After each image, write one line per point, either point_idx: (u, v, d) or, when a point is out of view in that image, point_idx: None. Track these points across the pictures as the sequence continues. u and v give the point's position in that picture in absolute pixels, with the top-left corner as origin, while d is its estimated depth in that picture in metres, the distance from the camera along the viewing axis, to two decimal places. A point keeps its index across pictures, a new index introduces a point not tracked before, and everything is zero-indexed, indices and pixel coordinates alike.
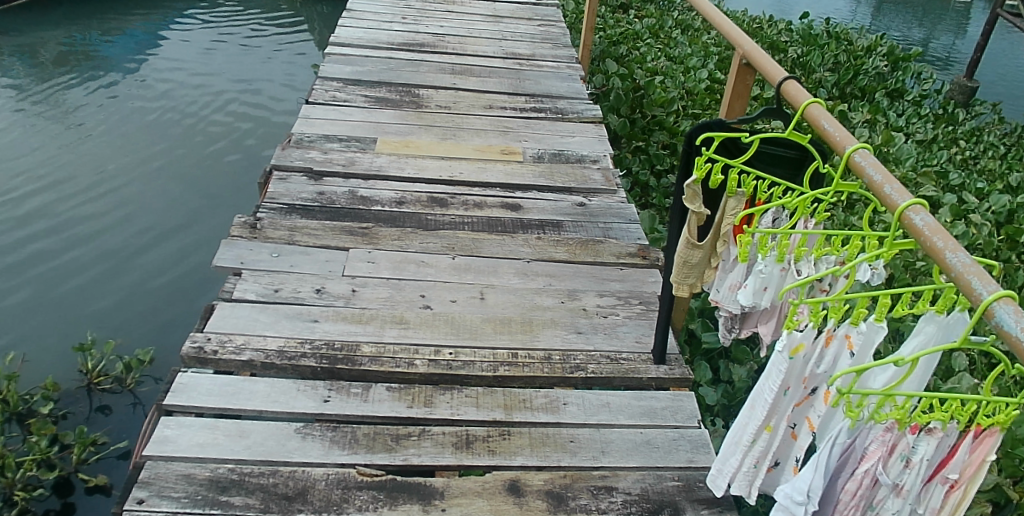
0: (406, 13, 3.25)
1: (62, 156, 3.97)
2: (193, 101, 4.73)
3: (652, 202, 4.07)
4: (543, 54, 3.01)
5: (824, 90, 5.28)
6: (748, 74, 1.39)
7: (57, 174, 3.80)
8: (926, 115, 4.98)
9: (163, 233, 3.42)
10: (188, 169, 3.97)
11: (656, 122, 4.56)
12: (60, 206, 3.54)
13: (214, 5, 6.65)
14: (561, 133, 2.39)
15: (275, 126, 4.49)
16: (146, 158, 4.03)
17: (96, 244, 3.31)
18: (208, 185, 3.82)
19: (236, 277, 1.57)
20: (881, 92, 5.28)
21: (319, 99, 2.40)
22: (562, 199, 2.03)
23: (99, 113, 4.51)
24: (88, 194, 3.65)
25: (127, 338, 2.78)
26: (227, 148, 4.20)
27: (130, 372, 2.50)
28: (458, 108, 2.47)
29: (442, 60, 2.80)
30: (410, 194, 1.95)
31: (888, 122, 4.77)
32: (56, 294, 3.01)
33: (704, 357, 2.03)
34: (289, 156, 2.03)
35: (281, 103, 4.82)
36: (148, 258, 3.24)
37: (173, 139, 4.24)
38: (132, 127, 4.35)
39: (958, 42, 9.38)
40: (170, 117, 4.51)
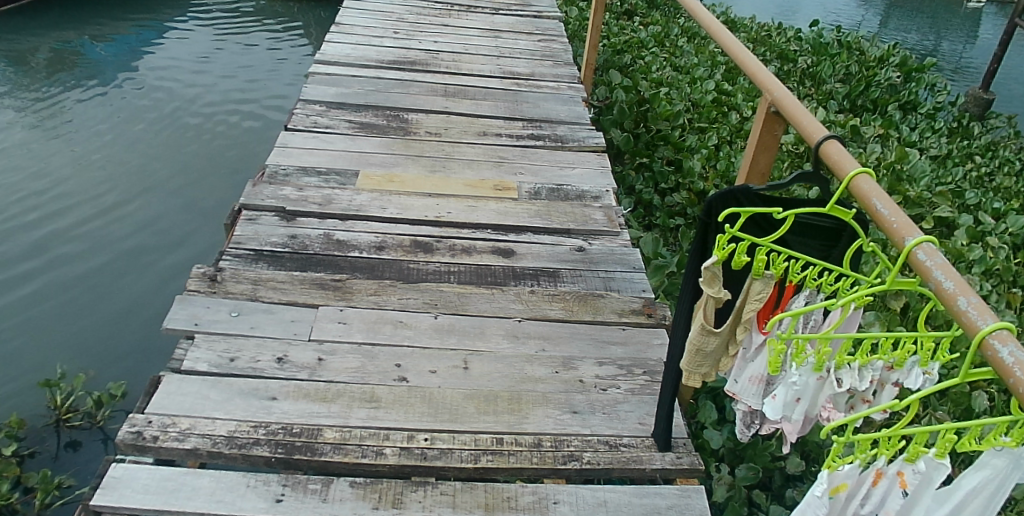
0: (398, 27, 3.07)
1: (43, 173, 3.79)
2: (183, 112, 4.57)
3: (656, 223, 3.88)
4: (543, 72, 2.82)
5: (834, 102, 5.10)
6: (777, 124, 1.18)
7: (38, 193, 3.62)
8: (939, 129, 4.79)
9: (147, 255, 3.25)
10: (172, 184, 3.81)
11: (661, 137, 4.39)
12: (39, 230, 3.37)
13: (208, 11, 6.50)
14: (560, 164, 2.20)
15: (265, 139, 4.34)
16: (132, 174, 3.85)
17: (78, 269, 3.14)
18: (193, 200, 3.66)
19: (189, 342, 1.40)
20: (895, 104, 5.08)
21: (298, 124, 2.22)
22: (559, 242, 1.84)
23: (82, 126, 4.34)
24: (71, 214, 3.48)
25: (104, 370, 2.60)
26: (214, 162, 4.05)
27: (101, 407, 2.31)
28: (449, 135, 2.28)
29: (434, 80, 2.61)
30: (391, 238, 1.77)
31: (901, 137, 4.58)
32: (29, 324, 2.83)
33: (708, 396, 1.81)
34: (260, 193, 1.85)
35: (273, 114, 4.66)
36: (130, 283, 3.07)
37: (161, 154, 4.07)
38: (118, 140, 4.19)
39: (967, 51, 9.16)
40: (156, 129, 4.36)
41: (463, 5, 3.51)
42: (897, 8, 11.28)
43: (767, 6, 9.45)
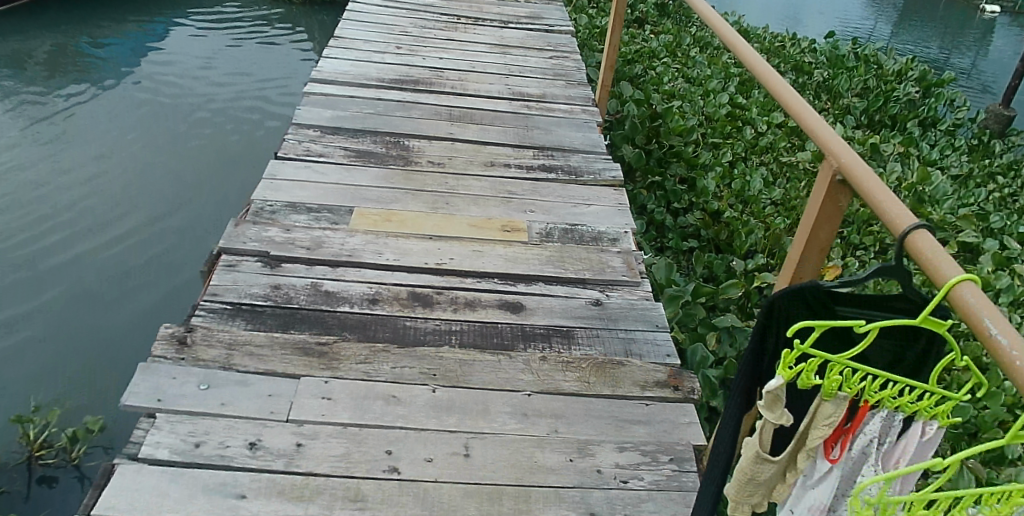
0: (401, 41, 2.89)
1: (35, 189, 3.61)
2: (182, 123, 4.46)
3: (668, 245, 3.69)
4: (555, 94, 2.64)
5: (851, 118, 4.92)
6: (844, 191, 0.99)
7: (30, 213, 3.44)
8: (960, 147, 4.60)
9: (144, 274, 3.14)
10: (167, 194, 3.70)
11: (674, 154, 4.21)
12: (31, 251, 3.20)
13: (210, 17, 6.35)
14: (574, 200, 2.02)
15: (264, 153, 4.26)
16: (129, 189, 3.71)
17: (69, 286, 3.04)
18: (187, 213, 3.56)
19: (150, 422, 1.22)
20: (915, 120, 4.88)
21: (289, 152, 2.04)
22: (573, 294, 1.66)
23: (75, 135, 4.22)
24: (66, 234, 3.32)
25: (92, 400, 2.49)
26: (211, 174, 3.96)
27: (76, 443, 2.15)
28: (453, 165, 2.10)
29: (438, 102, 2.43)
30: (386, 289, 1.58)
31: (921, 155, 4.39)
32: (33, 354, 2.68)
33: None
34: (243, 234, 1.67)
35: (273, 127, 4.56)
36: (125, 305, 2.97)
37: (159, 166, 3.97)
38: (113, 147, 4.08)
39: (979, 62, 8.97)
40: (152, 139, 4.24)
41: (470, 17, 3.33)
42: (908, 18, 11.09)
43: (776, 14, 9.26)
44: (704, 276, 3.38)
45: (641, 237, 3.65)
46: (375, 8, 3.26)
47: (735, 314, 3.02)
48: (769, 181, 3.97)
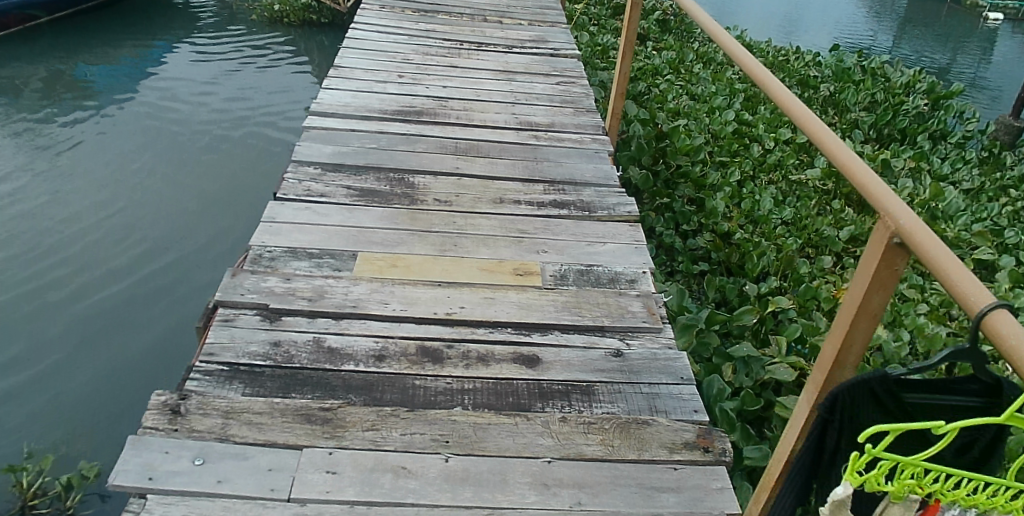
0: (403, 69, 2.82)
1: (40, 233, 3.57)
2: (184, 153, 4.43)
3: (678, 270, 3.58)
4: (563, 122, 2.55)
5: (859, 132, 4.83)
6: (899, 255, 0.91)
7: (36, 256, 3.39)
8: (971, 160, 4.50)
9: (149, 308, 3.13)
10: (171, 225, 3.70)
11: (681, 174, 4.13)
12: (40, 297, 3.17)
13: (209, 44, 6.32)
14: (588, 237, 1.93)
15: (269, 179, 4.25)
16: (134, 223, 3.69)
17: (75, 321, 3.03)
18: (192, 244, 3.55)
19: (140, 505, 1.13)
20: (925, 134, 4.78)
21: (289, 192, 1.95)
22: (592, 344, 1.56)
23: (77, 167, 4.20)
24: (77, 276, 3.29)
25: (91, 439, 2.48)
26: (215, 201, 3.95)
27: (70, 491, 2.21)
28: (461, 203, 2.01)
29: (442, 134, 2.35)
30: (393, 343, 1.49)
31: (933, 170, 4.28)
32: (53, 397, 2.66)
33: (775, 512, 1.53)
34: (240, 285, 1.58)
35: (276, 154, 4.52)
36: (131, 339, 2.96)
37: (164, 195, 3.96)
38: (117, 178, 4.08)
39: (983, 70, 8.88)
40: (155, 169, 4.22)
41: (473, 42, 3.26)
42: (909, 28, 11.01)
43: (777, 26, 9.20)
44: (716, 299, 3.27)
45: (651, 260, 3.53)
46: (376, 34, 3.18)
47: (749, 340, 2.89)
48: (779, 200, 3.88)
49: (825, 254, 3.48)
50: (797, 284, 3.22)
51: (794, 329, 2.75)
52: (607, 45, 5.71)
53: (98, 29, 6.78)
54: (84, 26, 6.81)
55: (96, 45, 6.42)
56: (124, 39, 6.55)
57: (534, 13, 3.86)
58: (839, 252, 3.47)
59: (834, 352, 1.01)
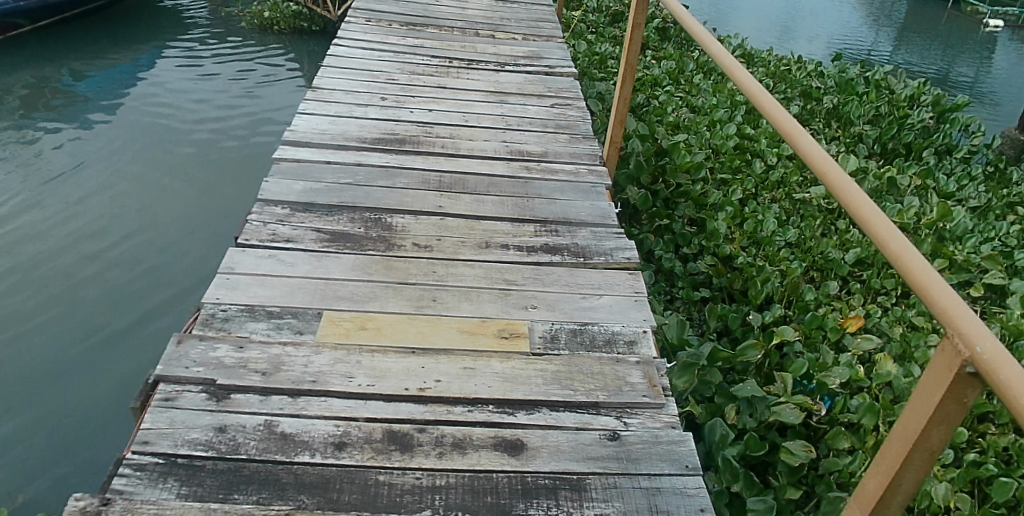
0: (386, 90, 2.63)
1: (59, 268, 3.40)
2: (165, 170, 4.35)
3: (677, 295, 3.39)
4: (557, 150, 2.36)
5: (863, 147, 4.63)
6: (970, 387, 0.72)
7: (63, 292, 3.25)
8: (978, 177, 4.31)
9: (153, 319, 3.10)
10: (161, 239, 3.65)
11: (682, 193, 3.92)
12: (89, 319, 3.08)
13: (196, 55, 6.16)
14: (583, 289, 1.73)
15: (255, 186, 4.24)
16: (153, 238, 3.65)
17: (78, 340, 2.97)
18: (187, 254, 3.53)
19: None
20: (930, 149, 4.59)
21: (252, 237, 1.77)
22: (585, 425, 1.37)
23: (56, 190, 4.06)
24: (120, 294, 3.24)
25: (50, 484, 2.34)
26: (203, 212, 3.91)
27: None
28: (442, 248, 1.81)
29: (425, 165, 2.16)
30: (356, 427, 1.30)
31: (939, 187, 4.09)
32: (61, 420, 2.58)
33: None
34: (185, 355, 1.40)
35: (259, 170, 4.45)
36: (139, 350, 2.92)
37: (150, 210, 3.89)
38: (99, 199, 3.98)
39: (983, 79, 8.67)
40: (137, 187, 4.13)
41: (463, 59, 3.07)
42: (907, 36, 10.83)
43: (773, 36, 9.04)
44: (717, 329, 3.09)
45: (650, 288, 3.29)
46: (360, 51, 2.99)
47: (753, 377, 2.67)
48: (782, 220, 3.70)
49: (830, 278, 3.29)
50: (802, 312, 3.04)
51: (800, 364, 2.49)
52: (605, 54, 5.52)
53: (85, 38, 6.61)
54: (70, 34, 6.63)
55: (82, 55, 6.25)
56: (111, 49, 6.37)
57: (529, 26, 3.67)
58: (845, 276, 3.27)
59: (891, 475, 0.83)
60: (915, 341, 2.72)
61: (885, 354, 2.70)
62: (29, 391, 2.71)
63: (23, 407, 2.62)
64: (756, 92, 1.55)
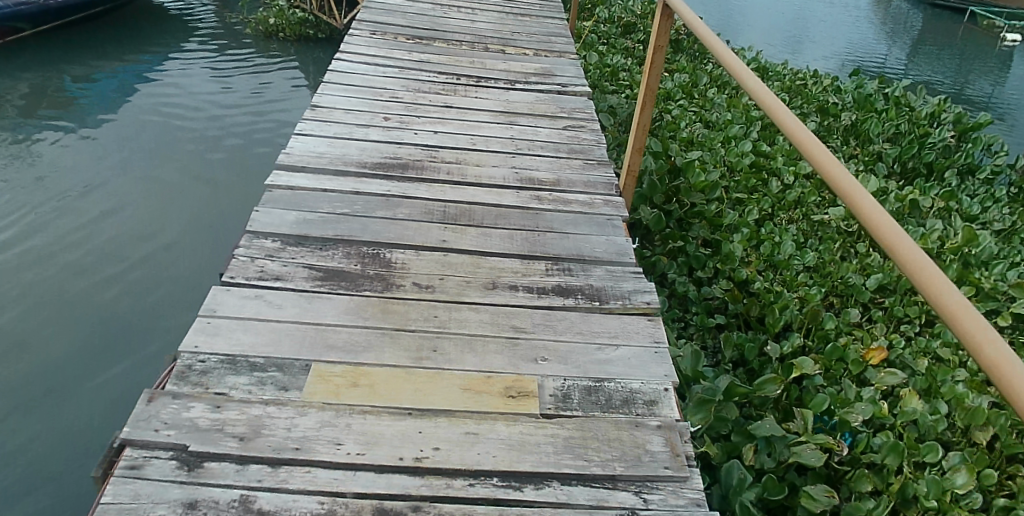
0: (390, 110, 2.50)
1: (79, 265, 3.42)
2: (163, 173, 4.34)
3: (691, 321, 3.17)
4: (571, 178, 2.21)
5: (883, 166, 4.44)
6: None
7: (86, 284, 3.29)
8: (1001, 198, 4.14)
9: (172, 305, 3.18)
10: (168, 236, 3.69)
11: (696, 214, 3.72)
12: (112, 309, 3.14)
13: (198, 62, 6.07)
14: (598, 338, 1.58)
15: (256, 184, 4.32)
16: (163, 233, 3.72)
17: (103, 330, 3.01)
18: (196, 246, 3.61)
19: None
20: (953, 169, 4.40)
21: (239, 274, 1.63)
22: (600, 502, 1.22)
23: (54, 195, 4.01)
24: (153, 276, 3.36)
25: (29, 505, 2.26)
26: (207, 209, 3.98)
27: None
28: (445, 288, 1.67)
29: (428, 194, 2.01)
30: (343, 505, 1.15)
31: (961, 209, 3.90)
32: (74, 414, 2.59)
33: None
34: (155, 415, 1.26)
35: (258, 171, 4.49)
36: (165, 333, 3.00)
37: (154, 211, 3.92)
38: (100, 202, 3.96)
39: (1001, 96, 8.45)
40: (137, 190, 4.12)
41: (471, 75, 2.93)
42: (922, 50, 10.62)
43: (784, 48, 8.86)
44: (733, 359, 2.89)
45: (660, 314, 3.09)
46: (363, 66, 2.86)
47: (772, 413, 2.45)
48: (800, 242, 3.52)
49: (850, 305, 3.11)
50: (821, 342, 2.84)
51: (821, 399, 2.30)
52: (617, 66, 5.37)
53: (88, 42, 6.53)
54: (72, 39, 6.55)
55: (84, 60, 6.16)
56: (114, 55, 6.29)
57: (541, 40, 3.53)
58: (865, 303, 3.08)
59: None
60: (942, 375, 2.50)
61: (911, 389, 2.51)
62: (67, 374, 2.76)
63: (53, 391, 2.67)
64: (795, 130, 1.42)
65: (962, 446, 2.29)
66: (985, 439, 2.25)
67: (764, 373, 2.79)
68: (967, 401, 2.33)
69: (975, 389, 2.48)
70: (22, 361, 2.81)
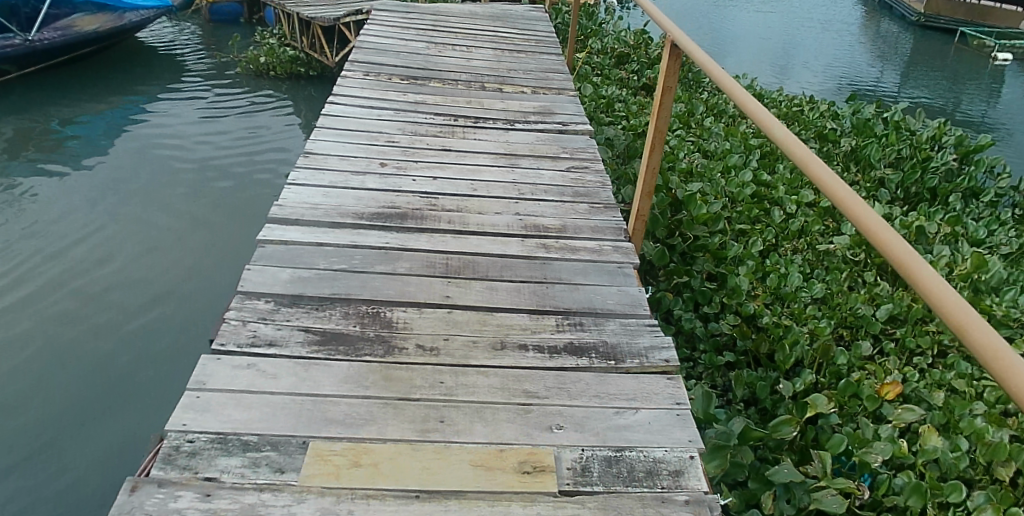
0: (387, 155, 2.42)
1: (85, 308, 3.47)
2: (160, 212, 4.36)
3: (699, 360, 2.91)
4: (577, 224, 2.13)
5: (886, 192, 4.31)
6: None
7: (92, 329, 3.34)
8: (1007, 222, 4.03)
9: (177, 348, 3.25)
10: (169, 276, 3.74)
11: (700, 246, 3.39)
12: (117, 353, 3.19)
13: (189, 102, 6.03)
14: (616, 402, 1.48)
15: (254, 220, 4.37)
16: (163, 272, 3.77)
17: (111, 376, 3.07)
18: (197, 286, 3.67)
19: None
20: (957, 193, 4.28)
21: (230, 340, 1.53)
22: None
23: (51, 238, 4.02)
24: (163, 312, 3.47)
25: None
26: (206, 246, 4.03)
27: None
28: (450, 351, 1.56)
29: (430, 245, 1.93)
30: None
31: (967, 233, 3.77)
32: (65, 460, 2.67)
33: None
34: (138, 507, 1.16)
35: (255, 206, 4.52)
36: (170, 379, 3.07)
37: (153, 250, 3.96)
38: (98, 244, 3.98)
39: (996, 116, 8.40)
40: (134, 231, 4.13)
41: (469, 116, 2.87)
42: (914, 72, 10.62)
43: (777, 74, 8.83)
44: (743, 398, 2.68)
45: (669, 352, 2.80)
46: (359, 110, 2.80)
47: (789, 458, 2.31)
48: (806, 274, 3.27)
49: (861, 337, 2.89)
50: (835, 379, 2.66)
51: (839, 440, 2.20)
52: (612, 97, 5.32)
53: (77, 84, 6.50)
54: (61, 80, 6.53)
55: (73, 102, 6.12)
56: (104, 96, 6.25)
57: (538, 77, 3.48)
58: (877, 335, 2.87)
59: None
60: (959, 409, 2.39)
61: (932, 426, 2.36)
62: (75, 423, 2.82)
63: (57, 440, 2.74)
64: (807, 160, 1.29)
65: (984, 484, 2.18)
66: (1008, 475, 2.15)
67: (778, 413, 2.57)
68: (987, 436, 2.23)
69: (994, 423, 2.36)
70: (31, 414, 2.84)
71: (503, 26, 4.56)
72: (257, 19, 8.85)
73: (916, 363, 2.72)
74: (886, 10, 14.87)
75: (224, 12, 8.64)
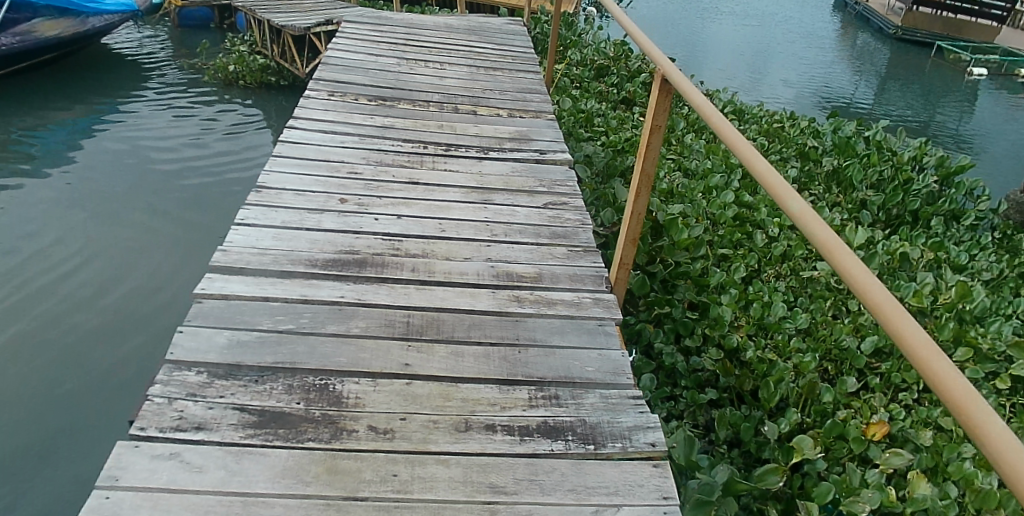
0: (348, 189, 2.22)
1: (39, 321, 3.36)
2: (121, 216, 4.29)
3: (681, 394, 2.63)
4: (554, 271, 1.94)
5: (866, 214, 4.10)
6: None
7: (54, 333, 3.30)
8: (987, 246, 3.87)
9: (144, 343, 3.26)
10: (132, 278, 3.72)
11: (681, 274, 3.11)
12: (81, 354, 3.17)
13: (154, 112, 5.78)
14: (595, 499, 1.28)
15: (218, 220, 4.38)
16: (124, 274, 3.74)
17: (75, 375, 3.05)
18: (160, 286, 3.67)
19: None
20: (938, 216, 4.11)
21: (152, 424, 1.32)
22: None
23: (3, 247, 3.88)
24: (142, 329, 3.35)
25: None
26: (168, 248, 4.01)
27: None
28: (407, 434, 1.37)
29: (389, 299, 1.73)
30: None
31: (948, 258, 3.55)
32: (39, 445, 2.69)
33: None
34: None
35: (219, 207, 4.51)
36: (137, 373, 3.09)
37: (114, 253, 3.91)
38: (56, 249, 3.90)
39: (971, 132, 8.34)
40: (92, 238, 4.05)
41: (440, 143, 2.68)
42: (891, 86, 10.59)
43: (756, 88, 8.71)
44: (726, 440, 2.42)
45: (650, 392, 2.48)
46: (321, 135, 2.59)
47: (773, 507, 2.11)
48: (788, 302, 3.07)
49: (846, 373, 2.69)
50: (822, 419, 2.43)
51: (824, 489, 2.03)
52: (591, 111, 5.14)
53: (37, 91, 6.23)
54: (21, 88, 6.26)
55: (31, 111, 5.84)
56: (64, 105, 5.99)
57: (514, 98, 3.30)
58: (861, 369, 2.67)
59: None
60: (948, 452, 2.23)
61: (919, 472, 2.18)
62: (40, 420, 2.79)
63: (22, 436, 2.72)
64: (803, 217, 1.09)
65: None
66: None
67: (763, 457, 2.32)
68: (976, 482, 2.06)
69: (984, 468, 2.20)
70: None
71: (480, 41, 4.38)
72: (227, 24, 8.57)
73: (901, 399, 2.51)
74: (864, 24, 14.92)
75: (192, 17, 8.36)
